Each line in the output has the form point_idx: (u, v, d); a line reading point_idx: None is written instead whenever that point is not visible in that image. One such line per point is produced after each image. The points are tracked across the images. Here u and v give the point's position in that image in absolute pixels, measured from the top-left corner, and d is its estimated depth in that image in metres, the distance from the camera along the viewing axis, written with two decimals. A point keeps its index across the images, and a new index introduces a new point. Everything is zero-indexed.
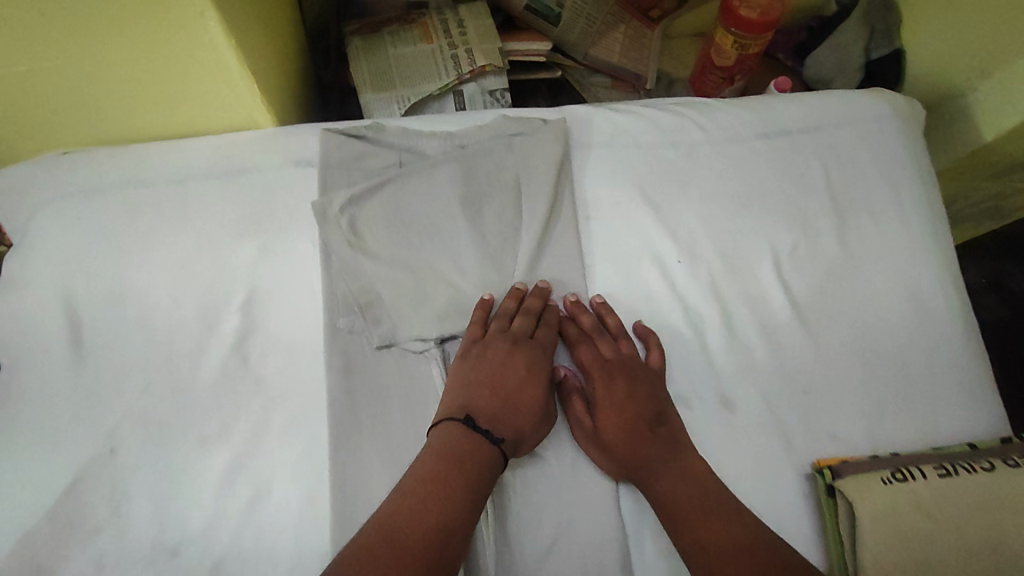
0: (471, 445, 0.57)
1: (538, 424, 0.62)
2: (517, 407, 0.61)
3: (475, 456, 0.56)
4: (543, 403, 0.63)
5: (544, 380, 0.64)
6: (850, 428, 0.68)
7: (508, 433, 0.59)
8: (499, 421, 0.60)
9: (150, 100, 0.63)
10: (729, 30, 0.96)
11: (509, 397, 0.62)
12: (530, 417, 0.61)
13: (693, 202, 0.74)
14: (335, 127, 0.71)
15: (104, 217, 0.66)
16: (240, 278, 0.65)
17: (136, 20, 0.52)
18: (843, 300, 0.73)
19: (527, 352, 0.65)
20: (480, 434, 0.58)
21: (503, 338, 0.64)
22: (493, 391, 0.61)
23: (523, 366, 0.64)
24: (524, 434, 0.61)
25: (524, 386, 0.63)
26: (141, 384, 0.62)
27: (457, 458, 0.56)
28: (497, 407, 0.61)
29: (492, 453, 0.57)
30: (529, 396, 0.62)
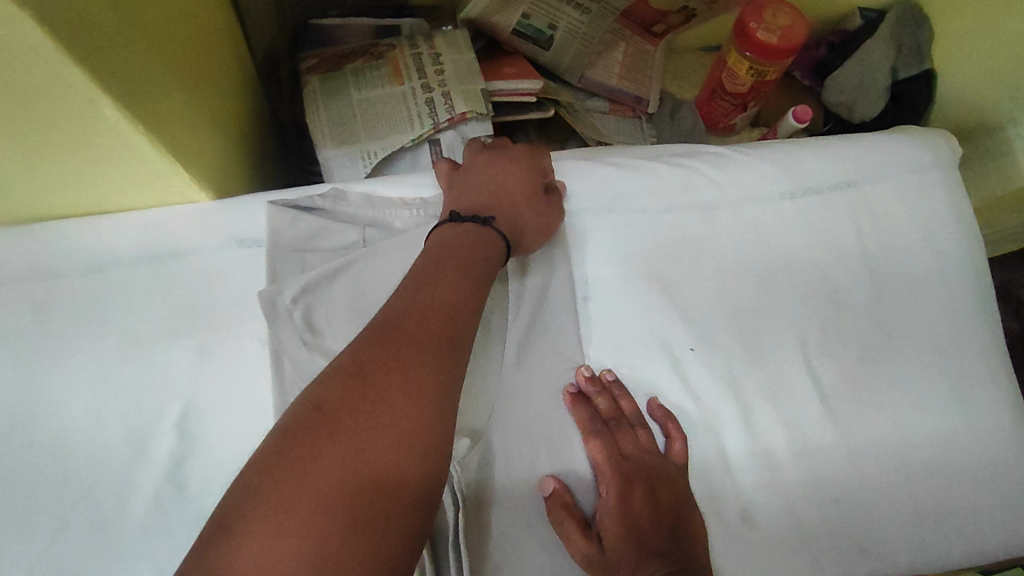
0: (464, 231, 0.52)
1: (531, 205, 0.58)
2: (505, 195, 0.57)
3: (463, 246, 0.50)
4: (532, 188, 0.58)
5: (530, 170, 0.60)
6: (889, 539, 0.60)
7: (496, 216, 0.55)
8: (486, 206, 0.55)
9: (54, 186, 0.52)
10: (743, 55, 0.86)
11: (494, 187, 0.57)
12: (520, 202, 0.57)
13: (708, 275, 0.64)
14: (284, 199, 0.60)
15: (8, 319, 0.54)
16: (177, 388, 0.55)
17: (14, 117, 0.42)
18: (880, 387, 0.63)
19: (508, 154, 0.60)
20: (471, 219, 0.53)
21: (480, 150, 0.61)
22: (478, 188, 0.57)
23: (507, 163, 0.59)
24: (518, 220, 0.56)
25: (510, 176, 0.58)
26: (53, 526, 0.50)
27: (451, 248, 0.50)
28: (486, 201, 0.56)
29: (486, 234, 0.52)
30: (514, 180, 0.58)
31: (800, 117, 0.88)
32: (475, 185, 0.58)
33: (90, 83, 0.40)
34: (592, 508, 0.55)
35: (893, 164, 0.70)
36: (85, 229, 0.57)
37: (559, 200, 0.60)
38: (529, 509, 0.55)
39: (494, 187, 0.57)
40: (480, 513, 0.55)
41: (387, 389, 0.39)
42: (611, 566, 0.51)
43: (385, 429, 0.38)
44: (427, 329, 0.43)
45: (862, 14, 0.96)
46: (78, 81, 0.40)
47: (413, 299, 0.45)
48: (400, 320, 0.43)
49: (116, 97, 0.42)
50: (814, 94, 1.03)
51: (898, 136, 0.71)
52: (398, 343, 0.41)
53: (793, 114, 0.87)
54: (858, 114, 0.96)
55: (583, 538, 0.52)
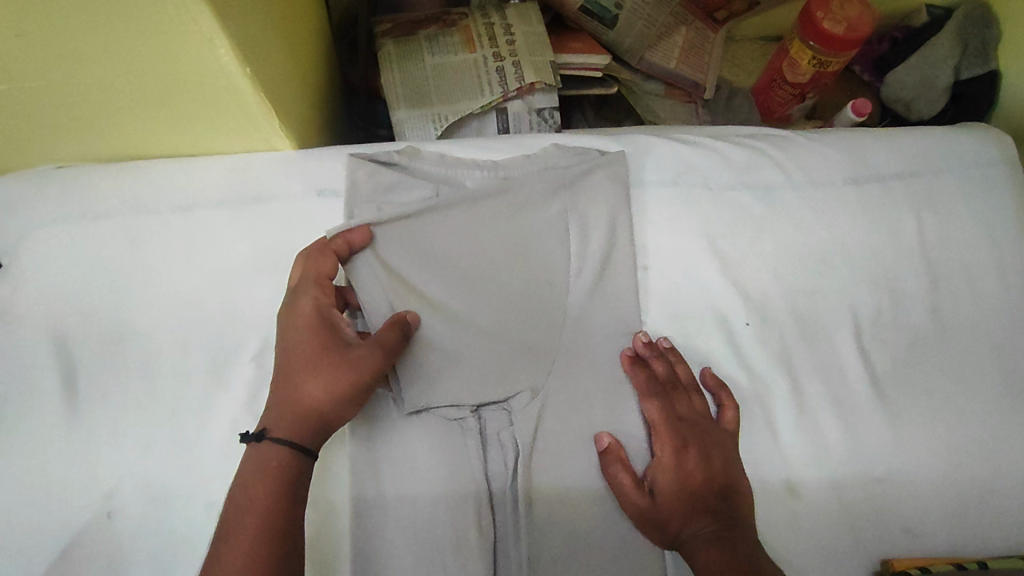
0: (251, 457, 0.48)
1: (307, 381, 0.50)
2: (286, 376, 0.51)
3: (257, 465, 0.48)
4: (315, 360, 0.51)
5: (315, 331, 0.52)
6: (935, 521, 0.59)
7: (284, 418, 0.50)
8: (280, 407, 0.50)
9: (153, 124, 0.56)
10: (806, 44, 0.86)
11: (280, 365, 0.52)
12: (304, 385, 0.50)
13: (766, 255, 0.65)
14: (363, 153, 0.63)
15: (106, 250, 0.58)
16: (255, 324, 0.58)
17: (136, 49, 0.45)
18: (930, 374, 0.64)
19: (305, 301, 0.54)
20: (250, 438, 0.49)
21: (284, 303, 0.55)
22: (277, 375, 0.52)
23: (298, 319, 0.53)
24: (315, 408, 0.50)
25: (288, 346, 0.52)
26: (142, 440, 0.54)
27: (257, 473, 0.47)
28: (290, 393, 0.50)
29: (265, 454, 0.48)
30: (304, 349, 0.52)
31: (859, 110, 0.87)
32: (275, 372, 0.52)
33: (213, 24, 0.43)
34: (644, 466, 0.58)
35: (956, 157, 0.70)
36: (177, 170, 0.60)
37: (368, 349, 0.52)
38: (583, 463, 0.58)
39: (278, 369, 0.52)
40: (538, 464, 0.57)
41: (228, 557, 0.43)
42: (659, 519, 0.55)
43: None
44: (253, 507, 0.45)
45: (928, 11, 0.95)
46: (202, 20, 0.43)
47: (245, 472, 0.48)
48: (233, 504, 0.46)
49: (231, 39, 0.45)
50: (872, 89, 1.02)
51: (963, 132, 0.71)
52: (238, 515, 0.45)
53: (852, 107, 0.87)
54: (915, 112, 0.97)
55: (637, 494, 0.55)
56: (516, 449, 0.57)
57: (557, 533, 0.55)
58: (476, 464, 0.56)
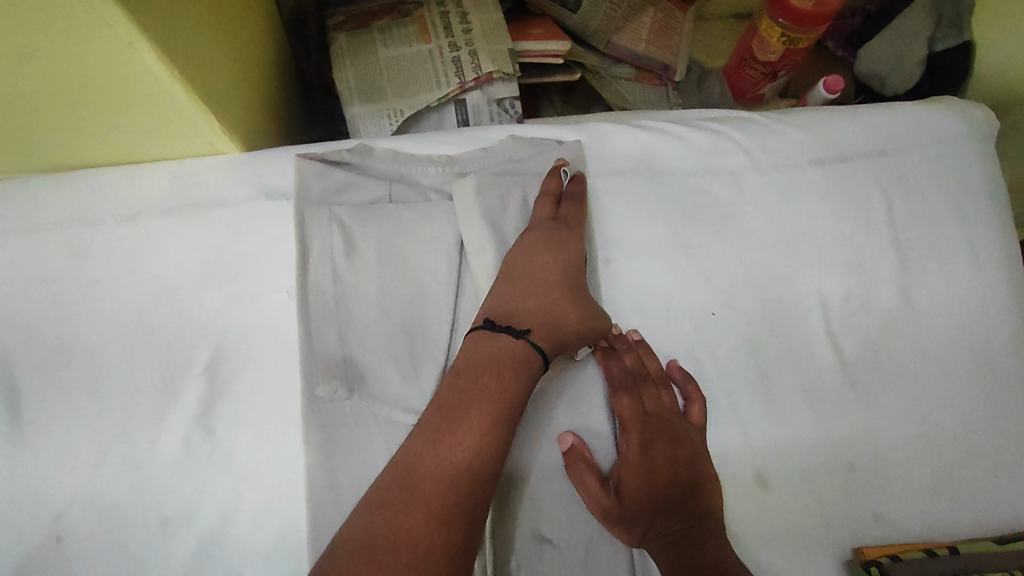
0: (512, 355, 0.52)
1: (588, 312, 0.57)
2: (540, 291, 0.57)
3: (500, 363, 0.51)
4: (574, 293, 0.58)
5: (567, 265, 0.58)
6: (905, 506, 0.59)
7: (533, 325, 0.55)
8: (542, 316, 0.55)
9: (87, 133, 0.53)
10: (775, 21, 0.84)
11: (525, 279, 0.57)
12: (561, 307, 0.56)
13: (732, 242, 0.64)
14: (311, 153, 0.61)
15: (46, 264, 0.56)
16: (206, 334, 0.56)
17: (52, 54, 0.42)
18: (901, 358, 0.63)
19: (572, 238, 0.59)
20: (504, 334, 0.53)
21: (528, 229, 0.60)
22: (519, 286, 0.57)
23: (565, 252, 0.59)
24: (563, 328, 0.56)
25: (546, 267, 0.58)
26: (92, 459, 0.53)
27: (497, 367, 0.51)
28: (547, 311, 0.56)
29: (519, 353, 0.53)
30: (556, 277, 0.57)
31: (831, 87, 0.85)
32: (511, 281, 0.57)
33: (130, 27, 0.41)
34: (610, 463, 0.56)
35: (926, 134, 0.68)
36: (118, 177, 0.58)
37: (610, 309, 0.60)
38: (548, 463, 0.56)
39: (522, 281, 0.57)
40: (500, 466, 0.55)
41: (466, 432, 0.47)
42: (626, 519, 0.53)
43: (460, 451, 0.46)
44: (490, 392, 0.50)
45: None
46: (115, 21, 0.40)
47: (486, 363, 0.51)
48: (470, 385, 0.50)
49: (152, 42, 0.43)
50: (845, 65, 1.02)
51: (934, 108, 0.70)
52: (476, 398, 0.49)
53: (823, 85, 0.85)
54: (890, 86, 0.94)
55: (601, 490, 0.53)
56: None
57: (522, 536, 0.54)
58: None
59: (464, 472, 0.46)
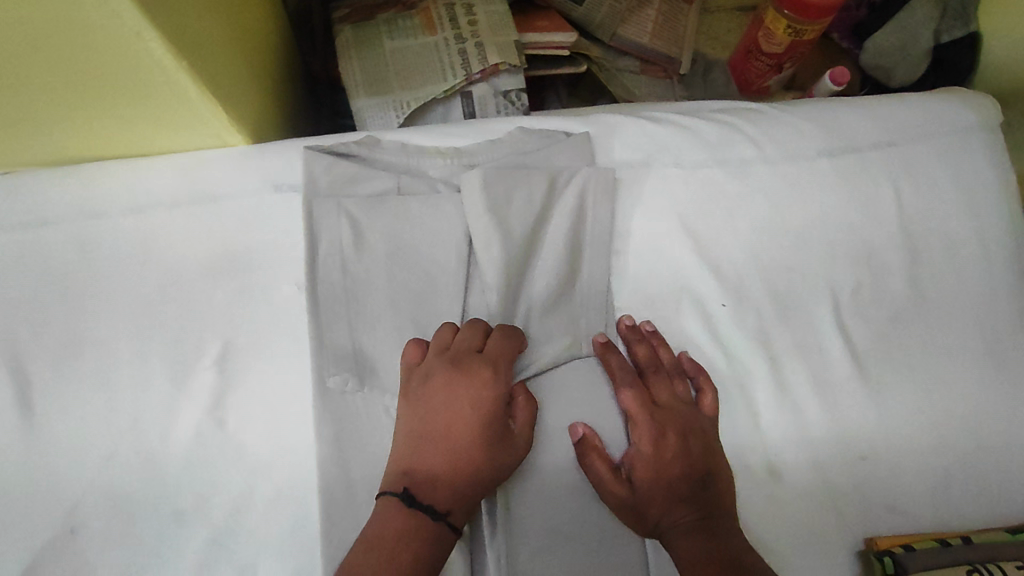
0: (448, 491, 0.49)
1: (505, 459, 0.52)
2: (457, 457, 0.50)
3: (459, 448, 0.51)
4: (494, 448, 0.51)
5: (486, 416, 0.52)
6: (916, 496, 0.59)
7: (453, 500, 0.49)
8: (458, 486, 0.50)
9: (95, 125, 0.53)
10: (781, 13, 0.84)
11: (441, 433, 0.51)
12: (478, 458, 0.51)
13: (742, 233, 0.64)
14: (319, 145, 0.61)
15: (55, 257, 0.56)
16: (215, 327, 0.56)
17: (61, 46, 0.42)
18: (911, 348, 0.63)
19: (492, 378, 0.53)
20: (422, 512, 0.48)
21: (443, 362, 0.53)
22: (434, 443, 0.51)
23: (482, 399, 0.52)
24: (482, 492, 0.51)
25: (463, 418, 0.51)
26: (104, 452, 0.52)
27: (456, 446, 0.51)
28: (464, 476, 0.50)
29: (436, 533, 0.48)
30: (474, 427, 0.51)
31: (837, 79, 0.85)
32: (424, 437, 0.51)
33: (140, 18, 0.41)
34: (622, 452, 0.56)
35: (934, 123, 0.68)
36: (126, 170, 0.58)
37: (527, 445, 0.54)
38: (559, 454, 0.56)
39: (438, 440, 0.51)
40: None
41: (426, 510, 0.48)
42: (639, 507, 0.54)
43: (420, 526, 0.47)
44: (451, 470, 0.50)
45: None
46: (124, 11, 0.40)
47: (445, 448, 0.51)
48: (432, 463, 0.50)
49: (162, 33, 0.43)
50: (851, 56, 1.01)
51: (941, 97, 0.69)
52: (439, 473, 0.50)
53: (829, 76, 0.85)
54: (896, 78, 0.94)
55: (614, 481, 0.54)
56: None
57: (534, 526, 0.54)
58: None
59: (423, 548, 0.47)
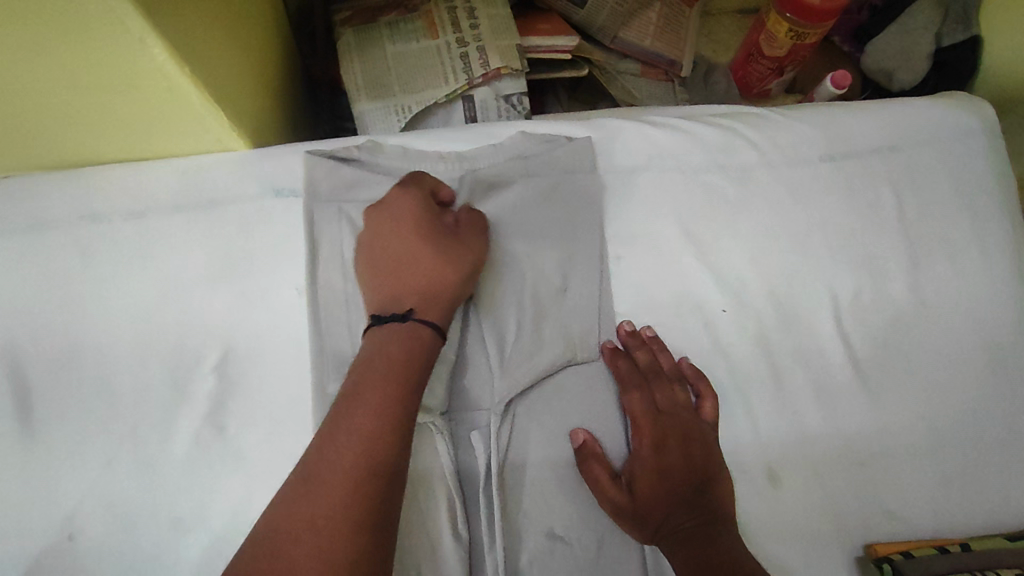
0: (412, 293, 0.52)
1: (455, 249, 0.54)
2: (406, 266, 0.53)
3: (405, 271, 0.52)
4: (440, 243, 0.54)
5: (424, 229, 0.54)
6: (916, 503, 0.59)
7: (418, 299, 0.52)
8: (415, 287, 0.52)
9: (97, 129, 0.53)
10: (783, 16, 0.84)
11: (392, 265, 0.53)
12: (421, 248, 0.53)
13: (742, 239, 0.64)
14: (320, 150, 0.61)
15: (54, 262, 0.56)
16: (215, 332, 0.56)
17: (62, 51, 0.42)
18: (911, 355, 0.63)
19: (417, 199, 0.55)
20: (390, 322, 0.50)
21: (382, 210, 0.55)
22: (389, 283, 0.52)
23: (414, 222, 0.54)
24: (442, 283, 0.52)
25: (409, 242, 0.53)
26: (104, 458, 0.52)
27: (402, 268, 0.53)
28: (420, 267, 0.52)
29: (410, 330, 0.50)
30: (411, 237, 0.53)
31: (839, 83, 0.85)
32: (378, 282, 0.53)
33: (142, 23, 0.41)
34: (622, 459, 0.57)
35: (935, 130, 0.68)
36: (126, 175, 0.58)
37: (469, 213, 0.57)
38: (559, 460, 0.56)
39: (392, 277, 0.52)
40: (512, 462, 0.55)
41: (392, 335, 0.49)
42: (639, 516, 0.53)
43: (394, 345, 0.49)
44: (407, 286, 0.52)
45: None
46: (126, 16, 0.40)
47: (393, 273, 0.53)
48: (386, 291, 0.52)
49: (164, 38, 0.43)
50: (853, 60, 1.01)
51: (943, 103, 0.69)
52: (393, 300, 0.52)
53: (831, 80, 0.85)
54: (897, 82, 0.94)
55: (613, 488, 0.54)
56: (486, 454, 0.55)
57: (534, 532, 0.54)
58: (448, 466, 0.54)
59: (398, 350, 0.48)
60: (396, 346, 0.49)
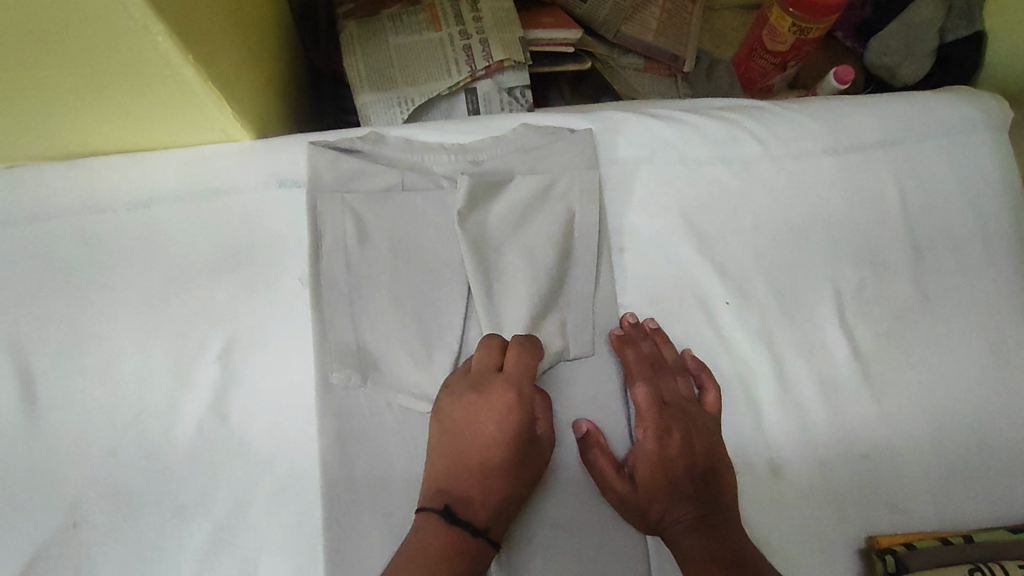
0: (484, 510, 0.50)
1: (536, 468, 0.53)
2: (490, 475, 0.51)
3: (483, 466, 0.51)
4: (524, 463, 0.52)
5: (518, 440, 0.51)
6: (918, 496, 0.59)
7: (488, 519, 0.50)
8: (494, 496, 0.50)
9: (100, 119, 0.53)
10: (785, 11, 0.84)
11: (470, 451, 0.51)
12: (510, 477, 0.51)
13: (745, 231, 0.64)
14: (323, 141, 0.61)
15: (58, 251, 0.56)
16: (218, 323, 0.56)
17: (68, 39, 0.42)
18: (914, 348, 0.63)
19: (510, 399, 0.52)
20: (461, 530, 0.48)
21: (463, 383, 0.53)
22: (465, 460, 0.51)
23: (500, 422, 0.52)
24: (516, 506, 0.52)
25: (489, 450, 0.51)
26: (107, 447, 0.52)
27: (487, 462, 0.51)
28: (501, 477, 0.51)
29: (480, 551, 0.49)
30: (499, 441, 0.51)
31: (842, 78, 0.85)
32: (452, 454, 0.52)
33: (146, 11, 0.41)
34: (625, 450, 0.57)
35: (939, 124, 0.68)
36: (129, 165, 0.58)
37: (552, 441, 0.54)
38: (563, 450, 0.56)
39: (470, 459, 0.51)
40: None
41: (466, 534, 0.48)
42: (642, 505, 0.53)
43: (464, 552, 0.48)
44: (485, 488, 0.51)
45: None
46: (132, 3, 0.40)
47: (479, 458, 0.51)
48: (463, 473, 0.51)
49: (168, 26, 0.43)
50: (856, 55, 1.01)
51: (947, 96, 0.69)
52: (472, 490, 0.50)
53: (834, 75, 0.85)
54: (902, 75, 0.93)
55: (618, 480, 0.54)
56: None
57: (536, 522, 0.54)
58: None
59: (468, 545, 0.48)
60: (466, 555, 0.48)
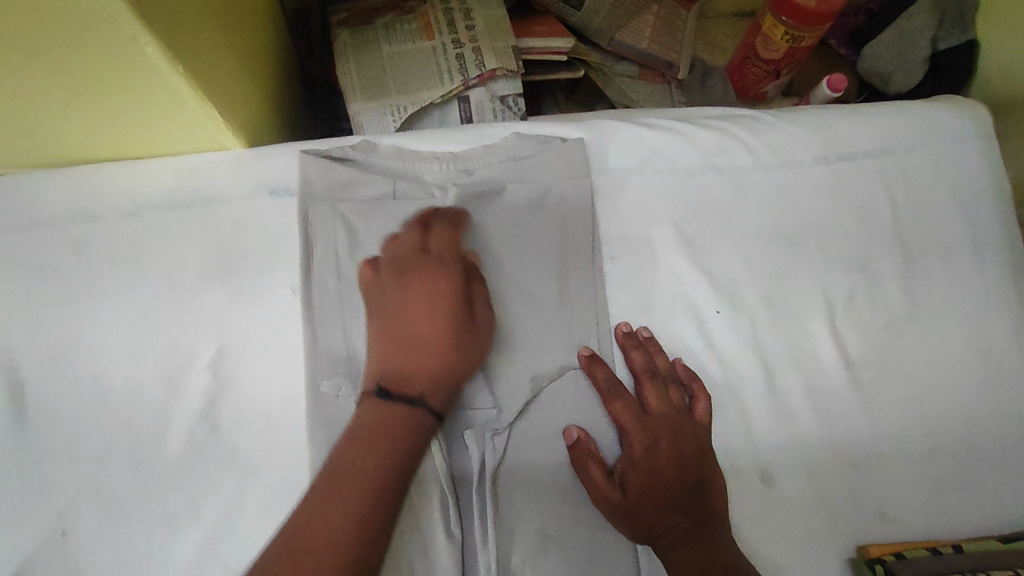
0: (420, 385, 0.52)
1: (470, 339, 0.55)
2: (430, 348, 0.53)
3: (417, 348, 0.53)
4: (456, 333, 0.55)
5: (456, 316, 0.55)
6: (909, 504, 0.59)
7: (427, 388, 0.52)
8: (431, 373, 0.52)
9: (91, 127, 0.53)
10: (778, 19, 0.84)
11: (411, 336, 0.54)
12: (445, 347, 0.54)
13: (735, 240, 0.64)
14: (315, 150, 0.61)
15: (49, 261, 0.56)
16: (210, 331, 0.56)
17: (59, 50, 0.42)
18: (905, 357, 0.63)
19: (435, 278, 0.56)
20: (400, 403, 0.50)
21: (391, 272, 0.56)
22: (401, 340, 0.54)
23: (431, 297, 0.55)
24: (455, 376, 0.54)
25: (431, 327, 0.54)
26: (98, 456, 0.52)
27: (422, 341, 0.54)
28: (438, 344, 0.53)
29: (418, 423, 0.50)
30: (438, 320, 0.54)
31: (835, 86, 0.85)
32: (397, 339, 0.54)
33: (136, 23, 0.41)
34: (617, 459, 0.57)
35: (929, 132, 0.68)
36: (122, 173, 0.58)
37: (489, 324, 0.57)
38: (553, 459, 0.56)
39: (409, 339, 0.54)
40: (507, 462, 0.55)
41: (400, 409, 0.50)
42: (631, 513, 0.53)
43: (397, 423, 0.49)
44: (423, 367, 0.53)
45: None
46: (121, 16, 0.40)
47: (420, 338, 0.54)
48: (403, 355, 0.53)
49: (158, 38, 0.43)
50: (849, 63, 1.01)
51: (937, 105, 0.70)
52: (410, 373, 0.52)
53: (828, 83, 0.85)
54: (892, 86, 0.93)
55: (608, 487, 0.54)
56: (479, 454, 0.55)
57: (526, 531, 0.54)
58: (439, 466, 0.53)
59: (402, 416, 0.50)
60: (399, 421, 0.50)
